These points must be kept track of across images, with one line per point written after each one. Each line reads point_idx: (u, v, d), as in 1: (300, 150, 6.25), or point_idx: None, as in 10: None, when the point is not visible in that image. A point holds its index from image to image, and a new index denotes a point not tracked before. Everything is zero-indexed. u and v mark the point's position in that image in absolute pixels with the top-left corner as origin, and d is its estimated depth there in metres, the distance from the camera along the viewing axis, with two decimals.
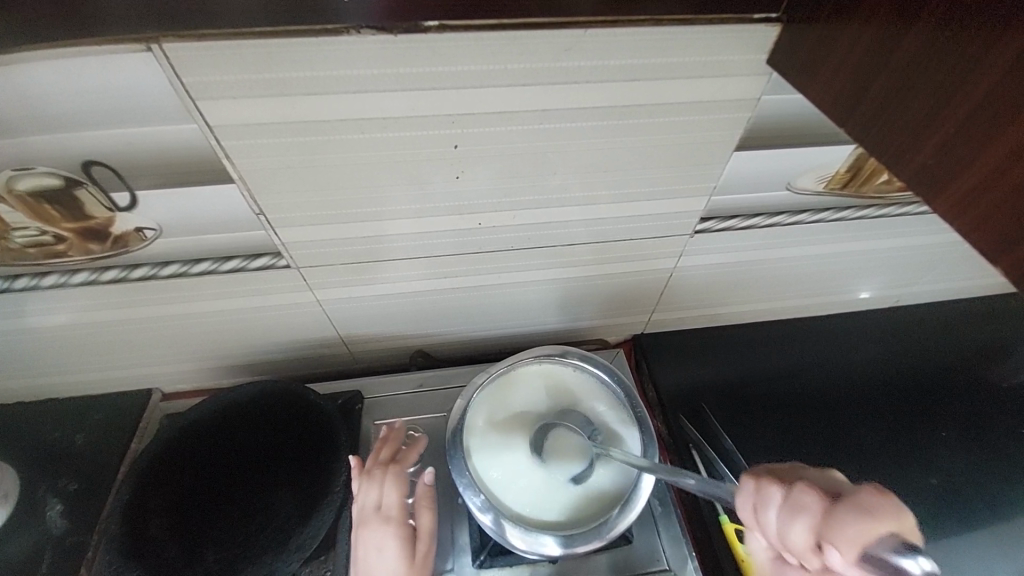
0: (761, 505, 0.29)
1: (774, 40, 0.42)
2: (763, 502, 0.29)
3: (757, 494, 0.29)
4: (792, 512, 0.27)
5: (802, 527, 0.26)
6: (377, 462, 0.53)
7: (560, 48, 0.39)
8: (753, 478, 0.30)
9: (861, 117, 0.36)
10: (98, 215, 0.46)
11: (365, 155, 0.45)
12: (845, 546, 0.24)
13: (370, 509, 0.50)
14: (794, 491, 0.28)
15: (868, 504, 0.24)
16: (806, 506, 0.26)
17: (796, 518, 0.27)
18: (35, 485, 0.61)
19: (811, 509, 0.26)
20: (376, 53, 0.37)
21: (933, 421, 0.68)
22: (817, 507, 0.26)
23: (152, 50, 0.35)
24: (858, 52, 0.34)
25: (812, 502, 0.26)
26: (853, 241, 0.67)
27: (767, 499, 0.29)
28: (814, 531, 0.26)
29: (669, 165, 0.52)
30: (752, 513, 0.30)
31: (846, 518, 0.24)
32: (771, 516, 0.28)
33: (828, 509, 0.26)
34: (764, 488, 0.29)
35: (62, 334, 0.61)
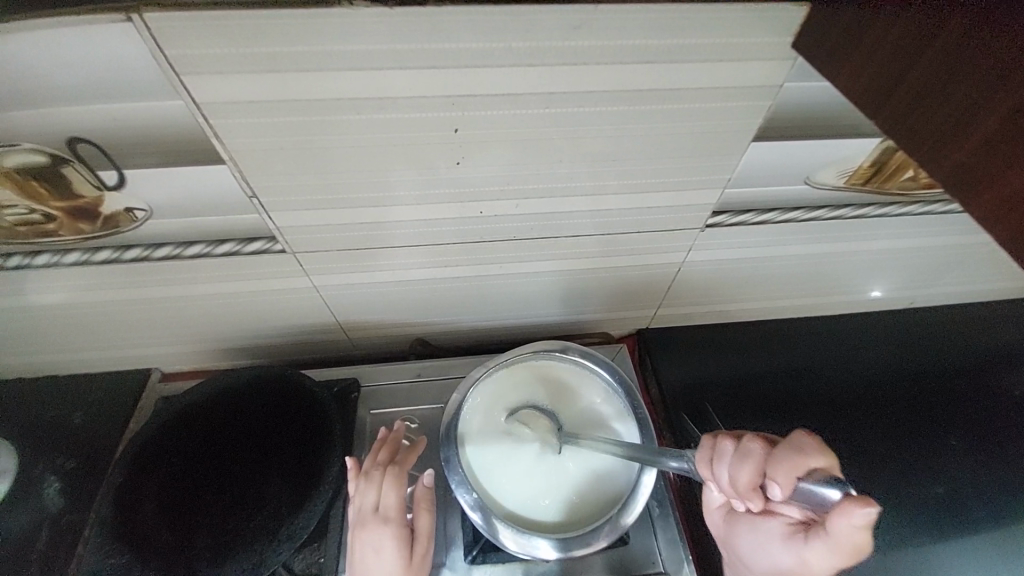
0: (717, 458, 0.36)
1: (801, 22, 0.38)
2: (719, 454, 0.36)
3: (714, 449, 0.36)
4: (743, 459, 0.34)
5: (752, 469, 0.34)
6: (375, 463, 0.52)
7: (570, 26, 0.37)
8: (707, 438, 0.37)
9: (895, 109, 0.33)
10: (88, 194, 0.45)
11: (361, 138, 0.43)
12: (787, 479, 0.32)
13: (368, 510, 0.49)
14: (744, 442, 0.35)
15: (802, 446, 0.33)
16: (753, 453, 0.34)
17: (748, 462, 0.34)
18: (32, 462, 0.61)
19: (757, 455, 0.34)
20: (371, 28, 0.35)
21: (946, 428, 0.65)
22: (761, 453, 0.34)
23: (133, 20, 0.33)
24: (896, 40, 0.32)
25: (758, 450, 0.34)
26: (872, 239, 0.64)
27: (723, 452, 0.35)
28: (760, 471, 0.33)
29: (683, 155, 0.49)
30: (708, 466, 0.36)
31: (786, 458, 0.33)
32: (725, 467, 0.35)
33: (771, 453, 0.33)
34: (721, 444, 0.36)
35: (57, 314, 0.60)
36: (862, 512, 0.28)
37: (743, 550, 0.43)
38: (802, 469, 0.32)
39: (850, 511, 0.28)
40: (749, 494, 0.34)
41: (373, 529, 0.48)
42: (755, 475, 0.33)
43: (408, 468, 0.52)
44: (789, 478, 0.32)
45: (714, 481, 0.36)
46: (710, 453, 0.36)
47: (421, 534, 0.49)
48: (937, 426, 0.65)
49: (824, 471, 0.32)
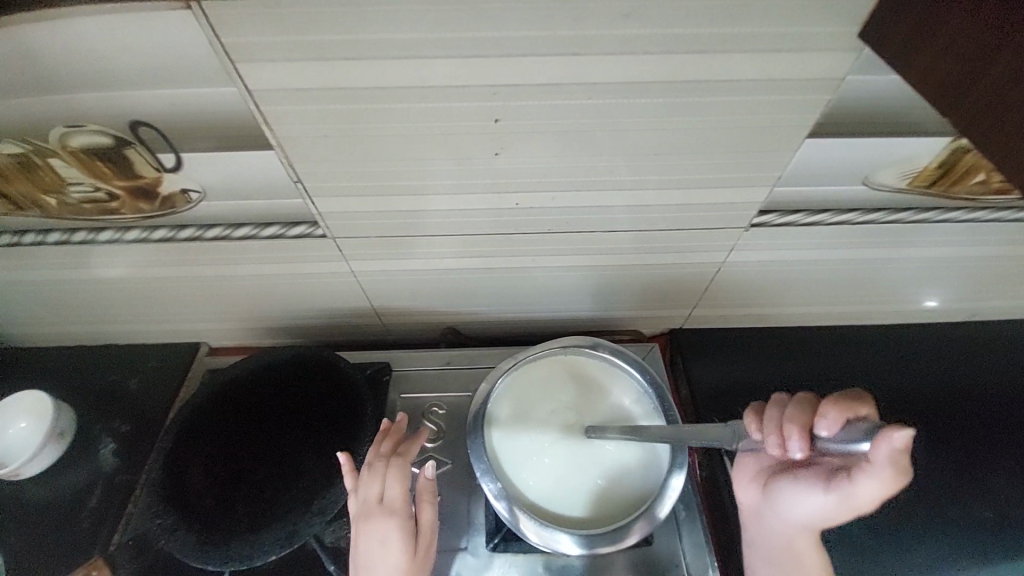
0: (768, 409, 0.40)
1: (870, 11, 0.36)
2: (770, 406, 0.41)
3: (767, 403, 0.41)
4: (795, 406, 0.39)
5: (800, 415, 0.38)
6: (379, 455, 0.52)
7: (618, 13, 0.35)
8: (756, 405, 0.42)
9: (976, 105, 0.30)
10: (147, 175, 0.48)
11: (404, 127, 0.43)
12: (833, 417, 0.37)
13: (372, 501, 0.49)
14: (795, 397, 0.40)
15: (843, 399, 0.39)
16: (804, 403, 0.39)
17: (797, 411, 0.39)
18: (92, 424, 0.66)
19: (807, 404, 0.39)
20: (416, 15, 0.35)
21: (1002, 448, 0.61)
22: (810, 403, 0.39)
23: (191, 7, 0.34)
24: (971, 37, 0.29)
25: (807, 403, 0.39)
26: (933, 246, 0.60)
27: (774, 405, 0.40)
28: (807, 416, 0.38)
29: (731, 150, 0.47)
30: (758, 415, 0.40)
31: (833, 404, 0.38)
32: (774, 414, 0.39)
33: (816, 405, 0.39)
34: (772, 400, 0.41)
35: (116, 287, 0.64)
36: (900, 434, 0.32)
37: (786, 505, 0.48)
38: (844, 415, 0.37)
39: (889, 436, 0.32)
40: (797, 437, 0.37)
41: (378, 521, 0.48)
42: (803, 422, 0.38)
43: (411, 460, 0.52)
44: (834, 420, 0.37)
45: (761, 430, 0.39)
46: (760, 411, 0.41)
47: (424, 529, 0.49)
48: (993, 446, 0.61)
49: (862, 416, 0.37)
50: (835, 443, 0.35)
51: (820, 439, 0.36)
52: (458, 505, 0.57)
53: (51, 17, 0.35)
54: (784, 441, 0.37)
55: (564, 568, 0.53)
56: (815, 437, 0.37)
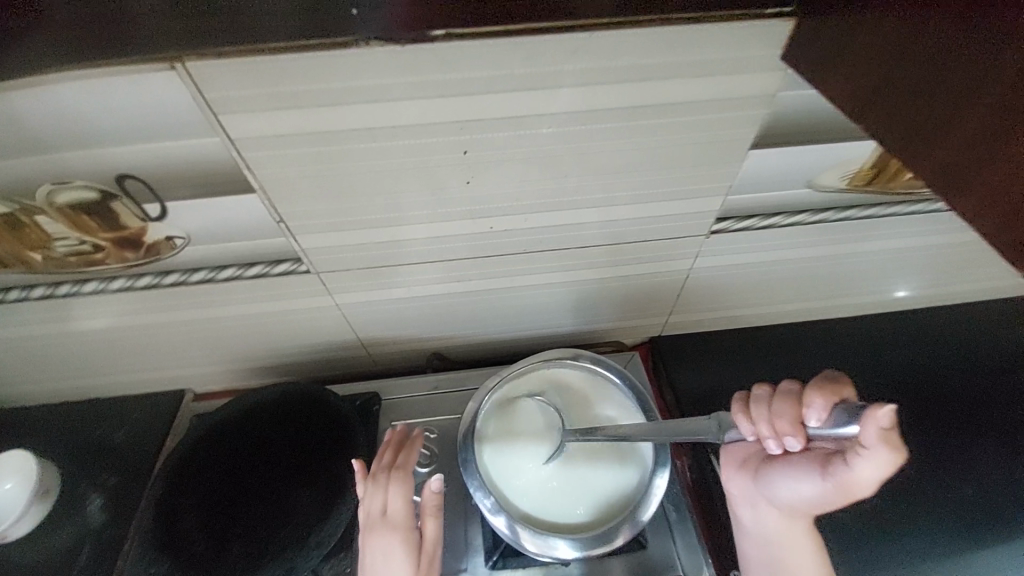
0: (754, 403, 0.44)
1: (789, 36, 0.40)
2: (756, 400, 0.44)
3: (755, 395, 0.44)
4: (783, 397, 0.43)
5: (788, 407, 0.42)
6: (381, 467, 0.52)
7: (567, 51, 0.39)
8: (740, 395, 0.45)
9: (879, 120, 0.34)
10: (133, 225, 0.49)
11: (379, 164, 0.46)
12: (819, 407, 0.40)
13: (376, 515, 0.50)
14: (780, 387, 0.44)
15: (824, 387, 0.42)
16: (789, 393, 0.43)
17: (785, 403, 0.42)
18: (78, 480, 0.65)
19: (792, 393, 0.43)
20: (385, 63, 0.38)
21: (973, 427, 0.63)
22: (794, 392, 0.43)
23: (176, 68, 0.37)
24: (881, 38, 0.32)
25: (791, 393, 0.43)
26: (880, 240, 0.65)
27: (760, 398, 0.44)
28: (794, 406, 0.42)
29: (684, 165, 0.51)
30: (749, 411, 0.43)
31: (815, 392, 0.41)
32: (763, 409, 0.43)
33: (799, 393, 0.42)
34: (755, 393, 0.44)
35: (100, 338, 0.64)
36: (884, 414, 0.34)
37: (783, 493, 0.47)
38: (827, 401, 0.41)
39: (873, 416, 0.35)
40: (788, 430, 0.41)
41: (382, 535, 0.49)
42: (792, 413, 0.41)
43: (412, 471, 0.52)
44: (819, 407, 0.40)
45: (755, 425, 0.42)
46: (747, 403, 0.44)
47: (428, 540, 0.50)
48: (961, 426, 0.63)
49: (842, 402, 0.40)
50: (826, 431, 0.38)
51: (810, 427, 0.40)
52: (455, 527, 0.57)
53: (40, 84, 0.38)
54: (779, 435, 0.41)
55: None
56: (805, 426, 0.40)
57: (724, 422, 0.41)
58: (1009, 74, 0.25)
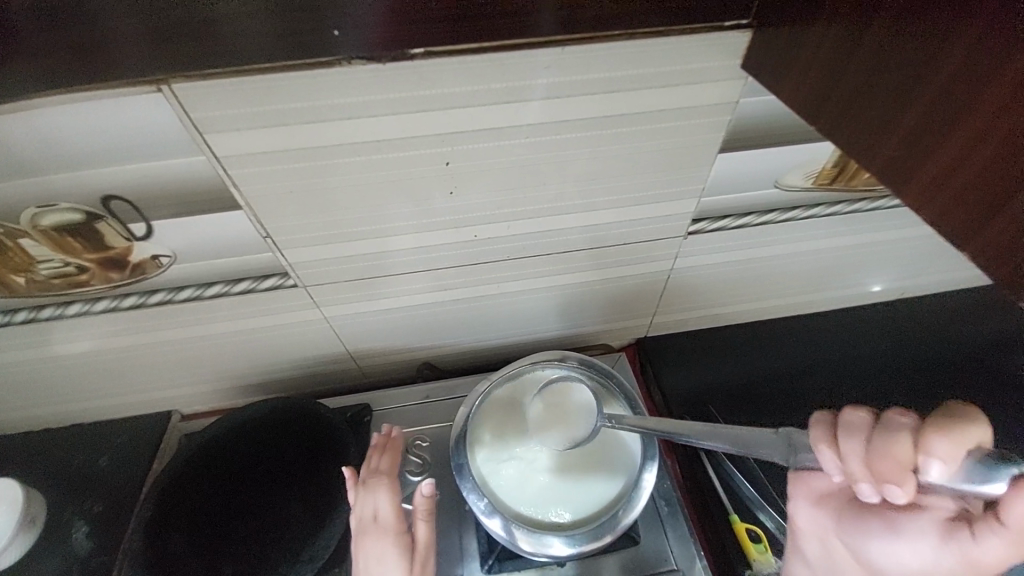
0: (844, 432, 0.32)
1: (746, 46, 0.43)
2: (847, 428, 0.32)
3: (843, 421, 0.32)
4: (888, 431, 0.30)
5: (897, 446, 0.29)
6: (371, 472, 0.54)
7: (540, 66, 0.41)
8: (823, 417, 0.33)
9: (829, 122, 0.36)
10: (118, 245, 0.50)
11: (364, 177, 0.47)
12: (946, 453, 0.28)
13: (367, 520, 0.50)
14: (885, 416, 0.31)
15: (955, 421, 0.29)
16: (901, 427, 0.30)
17: (892, 438, 0.30)
18: (62, 507, 0.64)
19: (905, 428, 0.30)
20: (365, 80, 0.40)
21: None
22: (909, 426, 0.30)
23: (163, 90, 0.38)
24: (825, 49, 0.35)
25: (903, 426, 0.30)
26: (847, 236, 0.68)
27: (853, 425, 0.32)
28: (908, 448, 0.29)
29: (658, 169, 0.53)
30: (833, 443, 0.32)
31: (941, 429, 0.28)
32: (854, 442, 0.31)
33: (917, 426, 0.30)
34: (847, 418, 0.32)
35: (83, 361, 0.64)
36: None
37: (866, 548, 0.37)
38: (959, 445, 0.28)
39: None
40: (890, 476, 0.29)
41: (374, 538, 0.50)
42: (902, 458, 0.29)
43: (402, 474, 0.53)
44: (950, 456, 0.27)
45: (843, 461, 0.31)
46: (835, 430, 0.32)
47: (421, 542, 0.50)
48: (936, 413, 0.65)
49: (984, 446, 0.28)
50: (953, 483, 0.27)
51: (929, 478, 0.28)
52: (449, 534, 0.58)
53: (24, 110, 0.38)
54: (876, 482, 0.30)
55: None
56: (919, 476, 0.28)
57: (794, 443, 0.34)
58: (942, 74, 0.27)
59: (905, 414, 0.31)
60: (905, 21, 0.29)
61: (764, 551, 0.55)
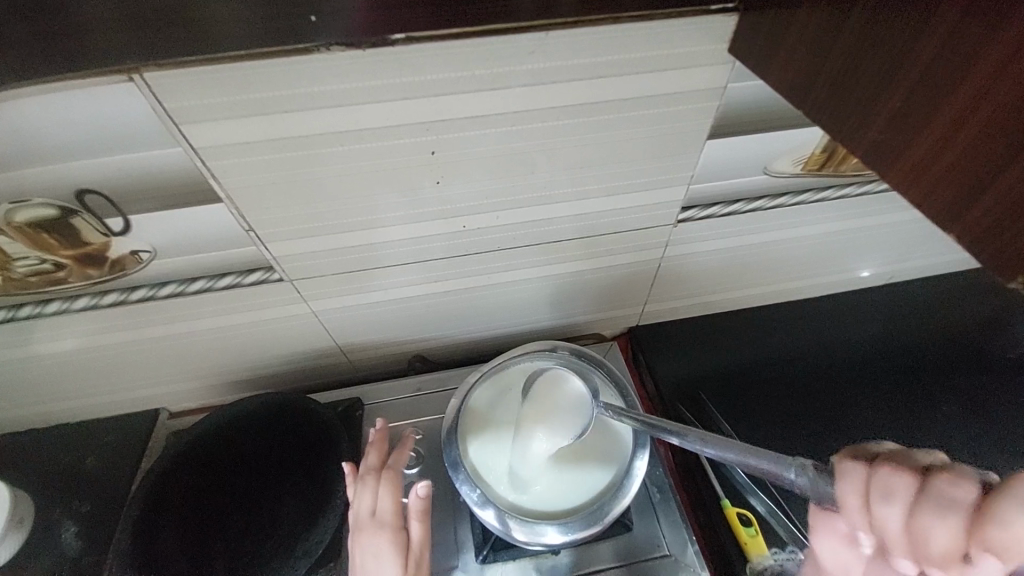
0: (878, 494, 0.25)
1: (733, 29, 0.42)
2: (882, 491, 0.25)
3: (874, 480, 0.25)
4: (932, 506, 0.23)
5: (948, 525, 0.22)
6: (368, 469, 0.53)
7: (525, 52, 0.41)
8: (856, 467, 0.26)
9: (813, 106, 0.35)
10: (95, 241, 0.48)
11: (348, 168, 0.46)
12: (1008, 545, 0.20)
13: (365, 516, 0.50)
14: (931, 481, 0.23)
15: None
16: (952, 502, 0.22)
17: (937, 515, 0.23)
18: (50, 508, 0.63)
19: (959, 506, 0.22)
20: (345, 67, 0.39)
21: (931, 395, 0.66)
22: (965, 502, 0.22)
23: (134, 80, 0.37)
24: (810, 31, 0.34)
25: (957, 499, 0.22)
26: (836, 221, 0.68)
27: (891, 488, 0.24)
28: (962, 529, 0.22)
29: (647, 157, 0.53)
30: (863, 505, 0.26)
31: (1004, 517, 0.21)
32: (892, 510, 0.24)
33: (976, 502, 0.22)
34: (880, 476, 0.25)
35: (65, 360, 0.62)
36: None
37: None
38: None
39: None
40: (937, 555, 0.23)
41: (370, 535, 0.49)
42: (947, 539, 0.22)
43: (398, 471, 0.53)
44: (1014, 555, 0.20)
45: (874, 526, 0.25)
46: (868, 490, 0.26)
47: (416, 539, 0.50)
48: (920, 396, 0.66)
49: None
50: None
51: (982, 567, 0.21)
52: (443, 526, 0.58)
53: None
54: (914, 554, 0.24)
55: (553, 567, 0.55)
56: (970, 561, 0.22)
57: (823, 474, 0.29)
58: (926, 55, 0.27)
59: (963, 477, 0.23)
60: (890, 3, 0.28)
61: (755, 535, 0.56)
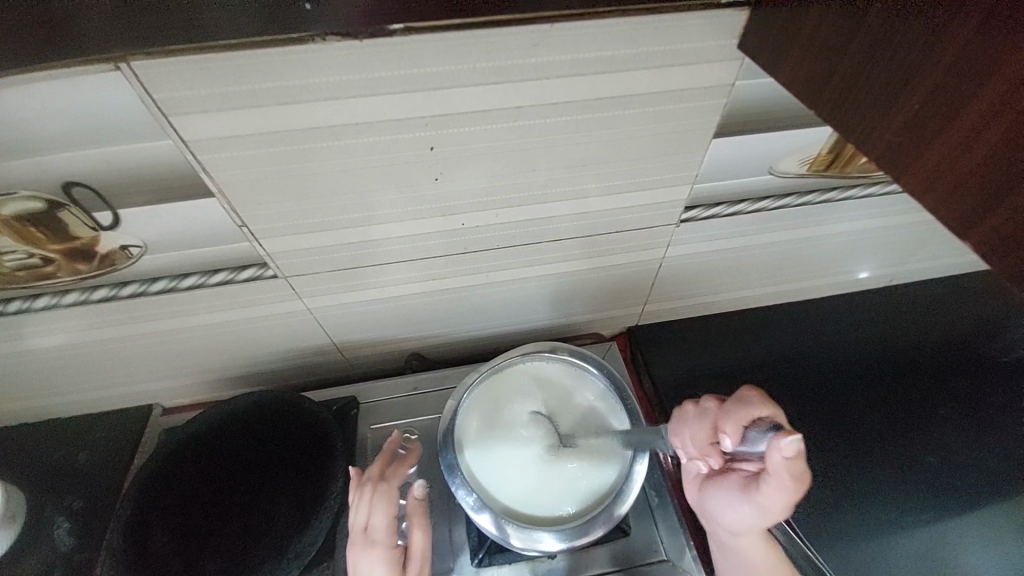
0: (681, 420, 0.42)
1: (743, 25, 0.41)
2: (681, 417, 0.42)
3: (680, 413, 0.42)
4: (701, 417, 0.40)
5: (707, 430, 0.39)
6: (366, 480, 0.51)
7: (528, 44, 0.39)
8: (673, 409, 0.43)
9: (826, 105, 0.34)
10: (84, 235, 0.47)
11: (344, 163, 0.45)
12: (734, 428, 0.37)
13: (359, 530, 0.49)
14: (703, 405, 0.41)
15: (745, 401, 0.38)
16: (709, 412, 0.40)
17: (703, 421, 0.39)
18: (41, 504, 0.62)
19: (713, 413, 0.39)
20: (344, 58, 0.37)
21: (930, 398, 0.65)
22: (715, 411, 0.39)
23: (121, 69, 0.35)
24: (822, 30, 0.33)
25: (713, 410, 0.40)
26: (840, 223, 0.67)
27: (685, 416, 0.41)
28: (715, 429, 0.39)
29: (651, 157, 0.52)
30: (677, 430, 0.42)
31: (732, 411, 0.38)
32: (688, 427, 0.41)
33: (720, 413, 0.39)
34: (682, 411, 0.42)
35: (55, 355, 0.61)
36: (787, 439, 0.32)
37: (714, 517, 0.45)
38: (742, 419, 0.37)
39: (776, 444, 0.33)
40: (707, 452, 0.39)
41: (363, 549, 0.48)
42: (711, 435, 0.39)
43: (397, 486, 0.50)
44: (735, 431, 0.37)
45: (681, 442, 0.41)
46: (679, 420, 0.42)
47: (416, 552, 0.50)
48: (923, 398, 0.65)
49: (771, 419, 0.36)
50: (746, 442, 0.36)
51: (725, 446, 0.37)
52: (438, 527, 0.57)
53: None
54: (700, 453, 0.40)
55: (550, 571, 0.55)
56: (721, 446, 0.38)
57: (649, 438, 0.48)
58: (948, 56, 0.25)
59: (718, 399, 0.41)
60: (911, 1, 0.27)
61: None
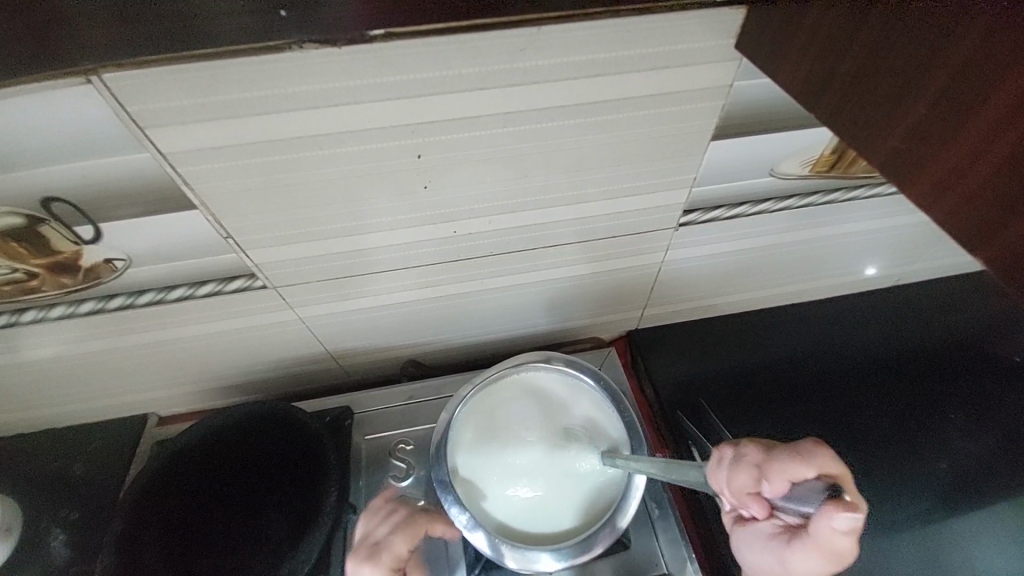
0: (722, 461, 0.36)
1: (740, 23, 0.39)
2: (722, 458, 0.36)
3: (723, 452, 0.37)
4: (745, 462, 0.34)
5: (750, 476, 0.34)
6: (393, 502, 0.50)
7: (516, 48, 0.38)
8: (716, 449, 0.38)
9: (827, 108, 0.32)
10: (66, 250, 0.46)
11: (329, 172, 0.44)
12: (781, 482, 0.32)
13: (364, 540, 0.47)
14: (749, 448, 0.35)
15: (805, 453, 0.32)
16: (754, 458, 0.34)
17: (746, 466, 0.34)
18: (35, 516, 0.61)
19: (760, 458, 0.34)
20: (324, 66, 0.36)
21: (939, 403, 0.63)
22: (763, 457, 0.34)
23: (92, 81, 0.34)
24: (824, 29, 0.31)
25: (761, 456, 0.34)
26: (844, 223, 0.65)
27: (727, 456, 0.36)
28: (760, 479, 0.33)
29: (647, 160, 0.50)
30: (716, 470, 0.36)
31: (784, 461, 0.33)
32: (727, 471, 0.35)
33: (767, 459, 0.33)
34: (726, 450, 0.36)
35: (46, 367, 0.60)
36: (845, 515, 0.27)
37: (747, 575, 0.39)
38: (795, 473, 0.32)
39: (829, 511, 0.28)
40: (744, 501, 0.34)
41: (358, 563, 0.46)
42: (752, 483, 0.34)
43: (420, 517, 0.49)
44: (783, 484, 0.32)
45: (718, 485, 0.36)
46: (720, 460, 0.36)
47: None
48: (932, 405, 0.63)
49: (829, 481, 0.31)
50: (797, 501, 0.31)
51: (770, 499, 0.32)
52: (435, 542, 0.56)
53: None
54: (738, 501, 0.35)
55: None
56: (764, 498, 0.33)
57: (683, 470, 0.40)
58: (958, 57, 0.24)
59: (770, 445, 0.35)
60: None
61: None
